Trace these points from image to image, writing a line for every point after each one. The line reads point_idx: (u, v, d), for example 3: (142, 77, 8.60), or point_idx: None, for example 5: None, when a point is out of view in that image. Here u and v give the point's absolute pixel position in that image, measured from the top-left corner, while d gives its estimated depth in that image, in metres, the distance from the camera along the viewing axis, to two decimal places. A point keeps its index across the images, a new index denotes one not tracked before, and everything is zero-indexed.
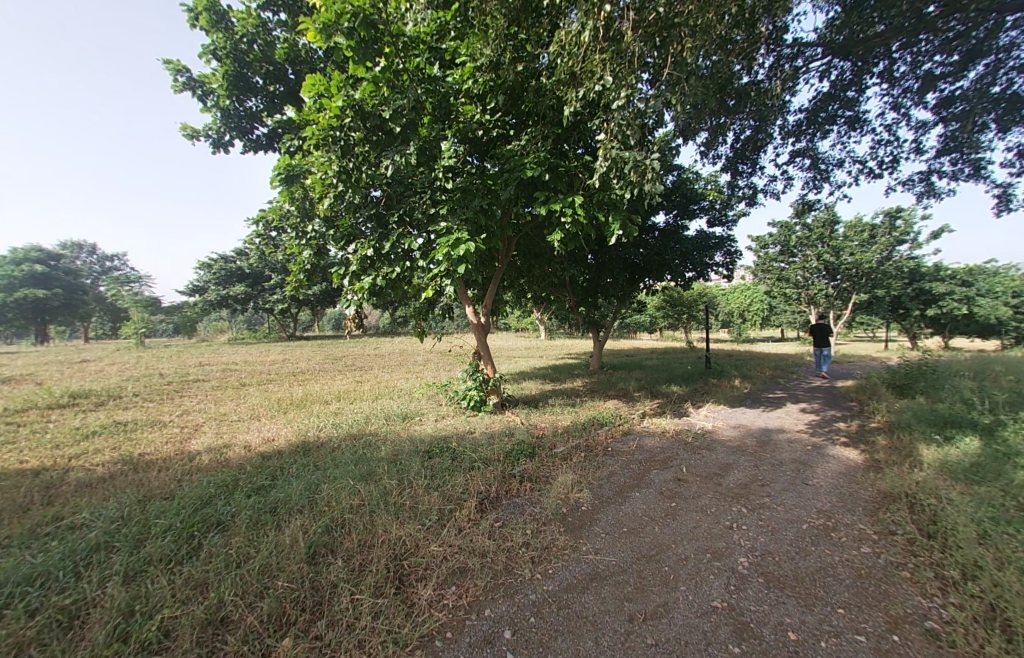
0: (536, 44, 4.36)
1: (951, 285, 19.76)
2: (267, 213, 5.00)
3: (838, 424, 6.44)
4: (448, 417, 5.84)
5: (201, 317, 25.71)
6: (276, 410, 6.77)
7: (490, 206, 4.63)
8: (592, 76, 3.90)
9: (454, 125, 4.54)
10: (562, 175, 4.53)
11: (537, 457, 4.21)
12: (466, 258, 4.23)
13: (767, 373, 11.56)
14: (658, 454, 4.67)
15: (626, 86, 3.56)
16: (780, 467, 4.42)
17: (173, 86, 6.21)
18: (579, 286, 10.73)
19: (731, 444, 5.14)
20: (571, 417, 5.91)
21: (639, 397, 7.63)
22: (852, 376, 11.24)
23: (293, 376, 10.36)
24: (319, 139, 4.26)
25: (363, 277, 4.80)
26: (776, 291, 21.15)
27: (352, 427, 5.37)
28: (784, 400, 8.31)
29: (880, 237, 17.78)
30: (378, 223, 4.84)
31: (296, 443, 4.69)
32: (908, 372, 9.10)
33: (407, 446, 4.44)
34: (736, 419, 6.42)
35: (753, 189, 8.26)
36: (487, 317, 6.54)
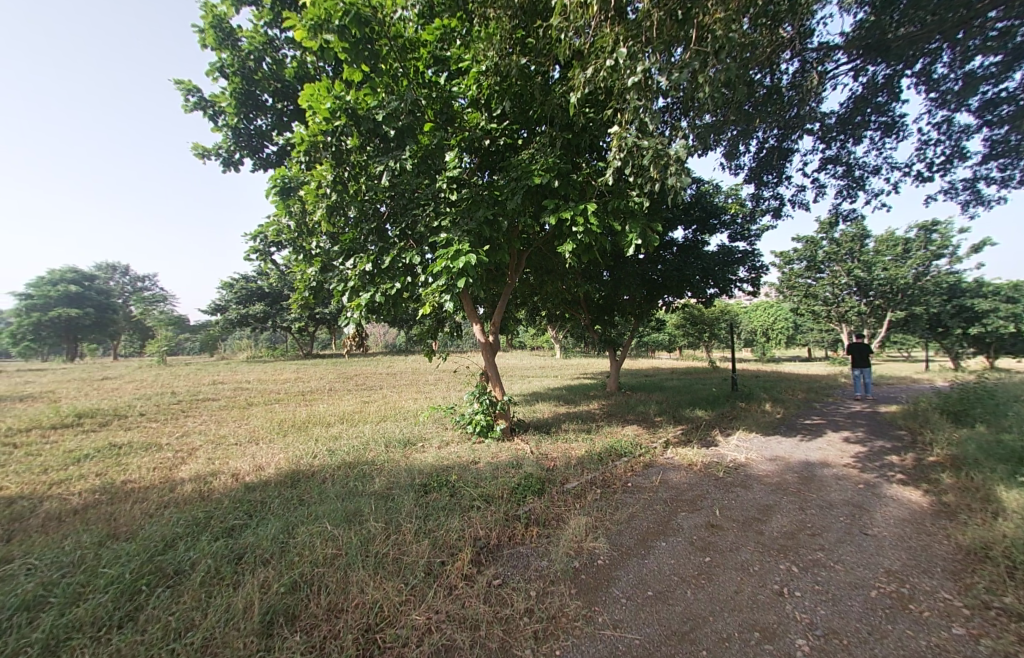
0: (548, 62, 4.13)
1: (995, 302, 18.52)
2: (263, 230, 4.73)
3: (890, 457, 5.73)
4: (453, 444, 5.39)
5: (223, 335, 26.15)
6: (275, 433, 6.44)
7: (497, 217, 4.28)
8: (604, 52, 3.47)
9: (457, 134, 4.29)
10: (574, 181, 4.14)
11: (547, 495, 3.71)
12: (466, 271, 3.85)
13: (800, 396, 10.78)
14: (685, 492, 4.12)
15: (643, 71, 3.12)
16: (832, 512, 3.83)
17: (184, 106, 5.99)
18: (595, 303, 10.30)
19: (770, 481, 4.54)
20: (587, 445, 5.40)
21: (661, 423, 7.05)
22: (895, 400, 10.35)
23: (301, 396, 10.08)
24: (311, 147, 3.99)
25: (362, 293, 4.47)
26: (803, 309, 20.13)
27: (349, 453, 4.98)
28: (823, 428, 7.59)
29: (915, 252, 16.85)
30: (380, 236, 4.55)
31: (284, 472, 4.30)
32: (961, 397, 8.29)
33: (402, 479, 4.00)
34: (771, 450, 5.79)
35: (780, 200, 7.77)
36: (496, 336, 6.13)
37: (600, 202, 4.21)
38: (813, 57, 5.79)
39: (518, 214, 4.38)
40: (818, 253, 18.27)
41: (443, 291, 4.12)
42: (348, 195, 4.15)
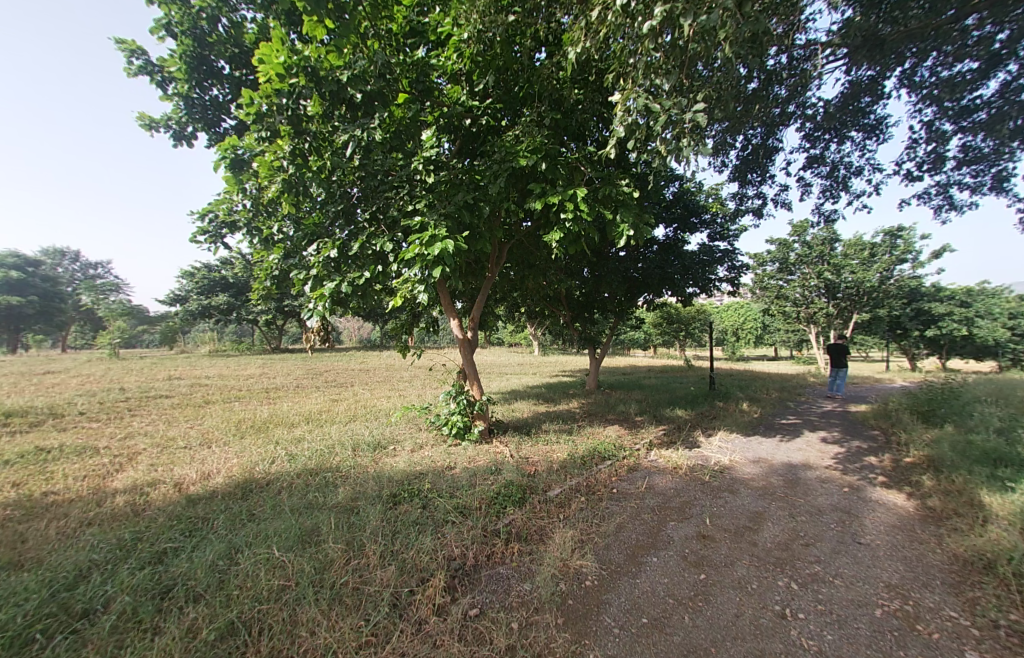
0: (534, 39, 3.91)
1: (949, 306, 19.48)
2: (213, 210, 4.21)
3: (869, 458, 5.73)
4: (427, 448, 5.02)
5: (183, 328, 24.72)
6: (231, 434, 5.91)
7: (477, 201, 3.94)
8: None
9: (434, 109, 3.95)
10: (563, 163, 3.80)
11: (528, 505, 3.41)
12: (442, 259, 3.47)
13: (774, 395, 10.89)
14: (673, 498, 3.92)
15: (666, 8, 2.68)
16: (822, 518, 3.71)
17: (127, 70, 5.34)
18: (575, 299, 10.10)
19: (756, 485, 4.39)
20: (569, 447, 5.14)
21: (643, 423, 6.88)
22: (864, 399, 10.59)
23: (263, 393, 9.44)
24: (263, 110, 3.51)
25: (326, 282, 4.04)
26: (774, 310, 20.55)
27: (312, 458, 4.55)
28: (800, 427, 7.59)
29: (880, 256, 17.40)
30: (348, 220, 4.15)
31: (235, 483, 3.84)
32: (928, 397, 8.51)
33: (369, 488, 3.62)
34: (753, 451, 5.69)
35: (763, 199, 7.70)
36: (474, 331, 5.77)
37: (590, 188, 3.90)
38: (801, 53, 5.64)
39: (501, 200, 4.04)
40: (789, 255, 18.42)
41: (417, 281, 3.74)
42: (308, 169, 3.70)
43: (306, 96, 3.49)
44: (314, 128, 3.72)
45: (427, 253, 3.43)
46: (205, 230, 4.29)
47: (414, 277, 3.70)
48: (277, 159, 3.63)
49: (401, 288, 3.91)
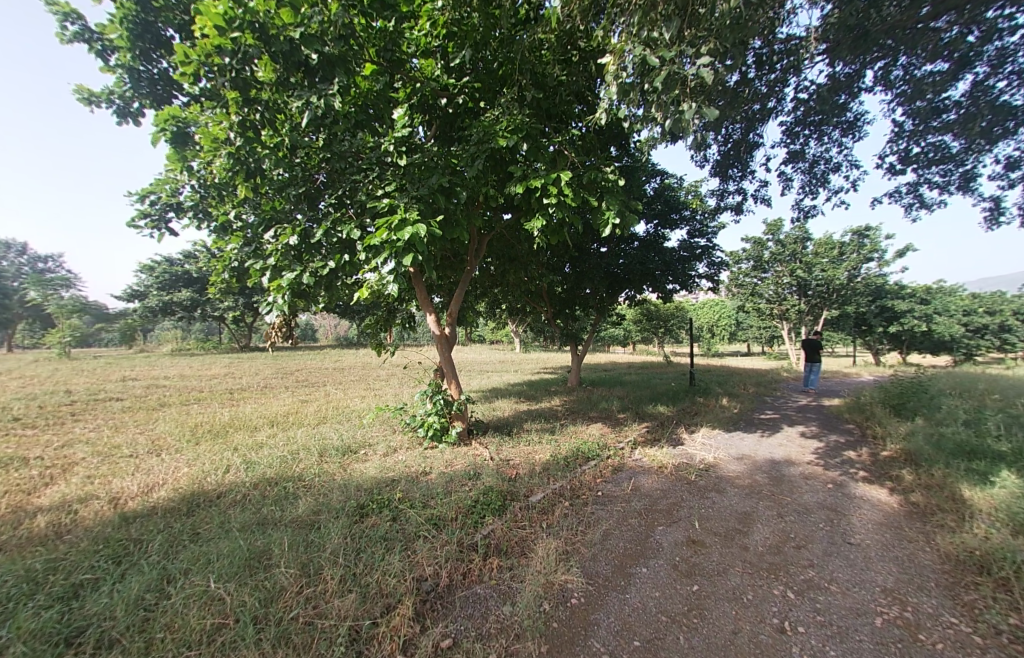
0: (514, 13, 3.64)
1: (911, 303, 20.27)
2: (155, 190, 3.75)
3: (848, 453, 5.72)
4: (400, 451, 4.70)
5: (143, 325, 23.34)
6: (186, 441, 5.45)
7: (453, 185, 3.65)
8: None
9: (406, 84, 3.64)
10: (545, 145, 3.53)
11: (508, 512, 3.16)
12: (413, 245, 3.14)
13: (751, 390, 10.98)
14: (659, 500, 3.75)
15: None
16: (810, 517, 3.59)
17: (60, 35, 4.77)
18: (556, 295, 9.90)
19: (742, 484, 4.26)
20: (551, 448, 4.92)
21: (625, 420, 6.73)
22: (837, 394, 10.78)
23: (226, 395, 8.88)
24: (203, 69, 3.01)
25: (285, 272, 3.65)
26: (749, 307, 20.90)
27: (272, 466, 4.17)
28: (779, 422, 7.60)
29: (849, 255, 17.92)
30: (310, 204, 3.79)
31: (181, 497, 3.45)
32: (897, 390, 8.70)
33: (334, 500, 3.29)
34: (736, 447, 5.60)
35: (743, 195, 7.64)
36: (451, 328, 5.46)
37: (574, 173, 3.66)
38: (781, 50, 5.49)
39: (479, 185, 3.77)
40: (762, 253, 18.73)
41: (386, 272, 3.41)
42: (260, 144, 3.31)
43: (255, 57, 2.95)
44: (263, 96, 3.25)
45: (396, 239, 3.10)
46: (147, 213, 3.83)
47: (383, 266, 3.37)
48: (223, 129, 3.23)
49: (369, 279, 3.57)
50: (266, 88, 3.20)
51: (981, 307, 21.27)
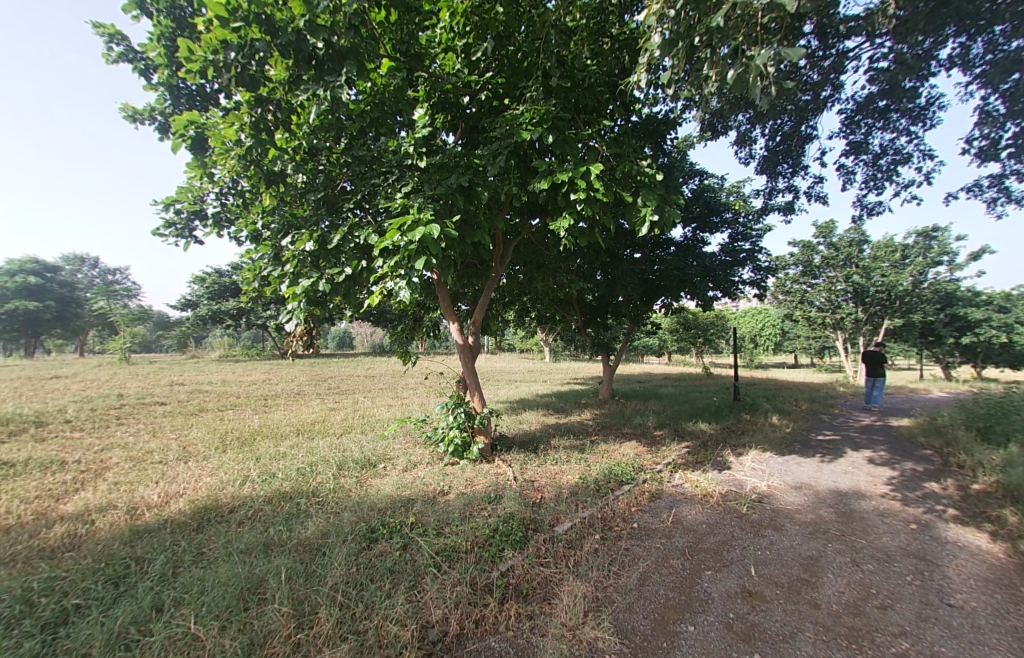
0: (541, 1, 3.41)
1: (987, 312, 18.28)
2: (179, 199, 3.68)
3: (928, 484, 4.96)
4: (420, 467, 4.46)
5: (194, 333, 24.73)
6: (213, 447, 5.45)
7: (474, 185, 3.40)
8: None
9: (426, 82, 3.48)
10: (574, 137, 3.21)
11: (531, 545, 2.82)
12: (428, 247, 2.88)
13: (804, 406, 10.06)
14: (705, 536, 3.30)
15: None
16: (894, 567, 3.03)
17: (106, 56, 4.96)
18: (587, 303, 9.49)
19: (804, 520, 3.71)
20: (581, 468, 4.52)
21: (663, 438, 6.21)
22: (905, 412, 9.67)
23: (259, 401, 9.01)
24: (211, 65, 2.89)
25: (301, 278, 3.50)
26: (798, 316, 19.46)
27: (288, 478, 4.02)
28: (840, 445, 6.81)
29: (914, 258, 16.38)
30: (329, 209, 3.66)
31: (194, 510, 3.33)
32: (981, 411, 7.63)
33: (344, 522, 3.06)
34: (792, 474, 4.97)
35: (794, 193, 6.99)
36: (476, 337, 5.18)
37: (607, 167, 3.32)
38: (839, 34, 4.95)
39: (502, 185, 3.51)
40: (813, 258, 17.44)
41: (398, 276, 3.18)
42: (273, 145, 3.22)
43: (261, 51, 2.81)
44: (270, 90, 3.13)
45: (408, 239, 2.85)
46: (172, 222, 3.77)
47: (396, 270, 3.15)
48: (233, 131, 3.13)
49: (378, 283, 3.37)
50: (275, 85, 3.11)
51: None
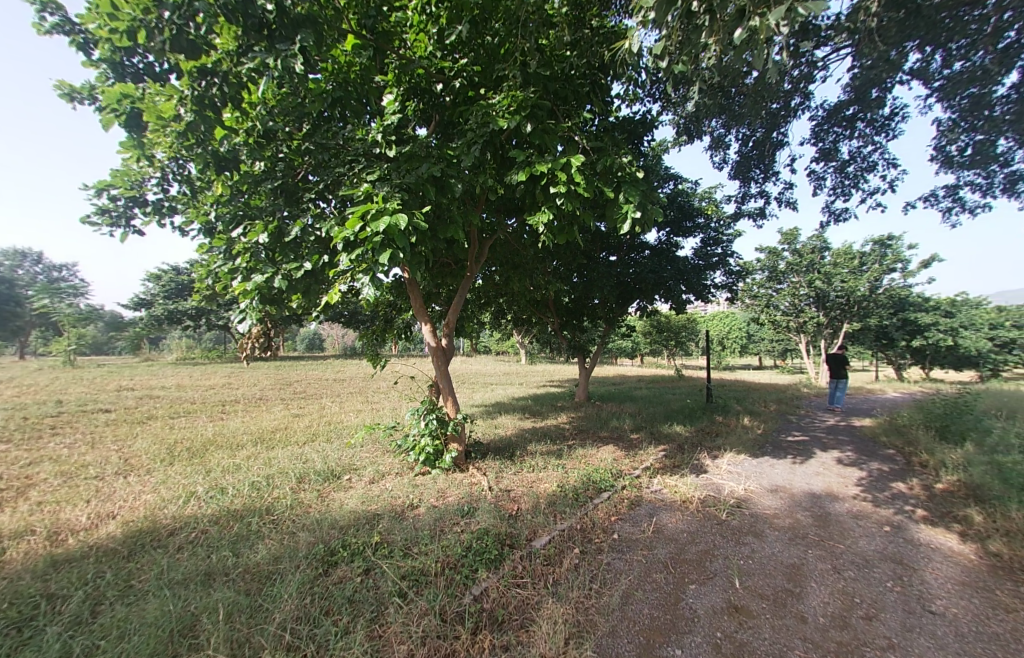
0: None
1: (935, 316, 19.42)
2: (113, 183, 3.27)
3: (894, 484, 5.07)
4: (388, 478, 4.18)
5: (149, 335, 23.24)
6: (158, 460, 4.97)
7: (447, 176, 3.18)
8: None
9: (396, 65, 3.25)
10: (553, 127, 3.05)
11: (507, 564, 2.62)
12: (394, 240, 2.64)
13: (772, 408, 10.29)
14: (687, 545, 3.19)
15: None
16: (873, 573, 3.00)
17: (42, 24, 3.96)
18: (563, 305, 9.39)
19: (783, 526, 3.66)
20: (558, 476, 4.35)
21: (640, 442, 6.13)
22: (866, 413, 10.04)
23: (215, 407, 8.42)
24: (143, 27, 2.58)
25: (255, 274, 3.18)
26: (764, 320, 20.07)
27: (240, 494, 3.66)
28: (810, 446, 6.93)
29: (871, 265, 16.94)
30: (287, 199, 3.38)
31: (126, 534, 2.94)
32: (937, 410, 7.97)
33: (300, 543, 2.77)
34: (767, 477, 4.97)
35: (765, 198, 7.10)
36: (449, 339, 4.93)
37: (587, 161, 3.18)
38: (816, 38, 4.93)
39: (476, 177, 3.30)
40: (778, 264, 18.00)
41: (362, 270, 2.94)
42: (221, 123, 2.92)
43: (202, 13, 2.54)
44: (214, 62, 2.79)
45: (372, 229, 2.62)
46: (106, 209, 3.34)
47: (360, 264, 2.91)
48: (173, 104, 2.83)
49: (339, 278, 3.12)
50: (219, 56, 2.79)
51: (1007, 321, 20.32)
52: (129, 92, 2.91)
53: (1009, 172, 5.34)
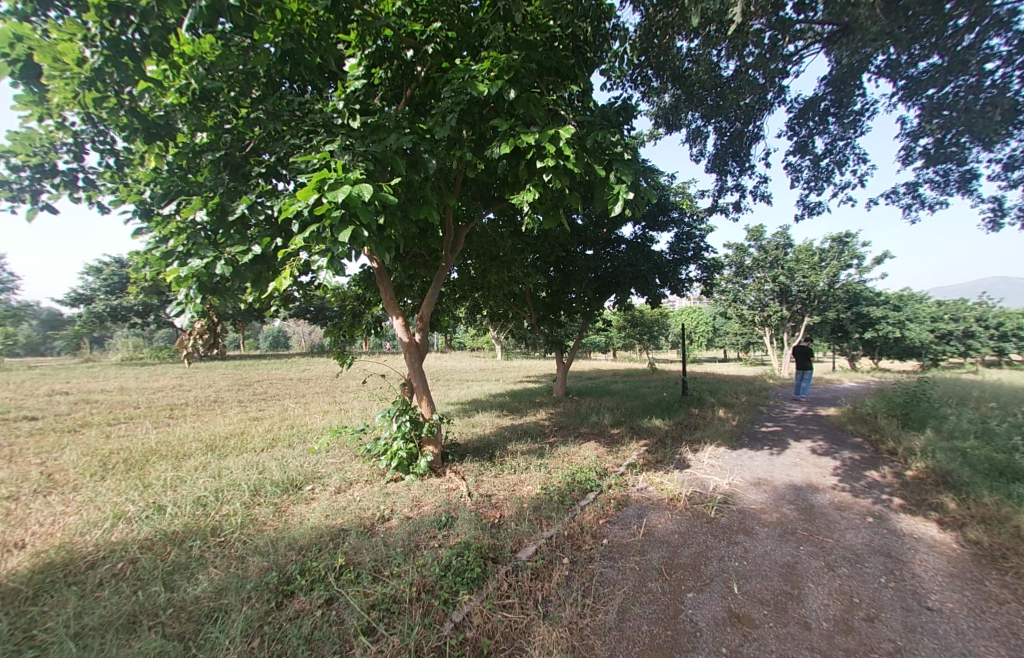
0: None
1: (885, 310, 20.54)
2: (13, 150, 2.73)
3: (869, 473, 5.13)
4: (356, 487, 3.82)
5: (90, 334, 21.41)
6: (90, 474, 4.40)
7: (420, 151, 2.84)
8: None
9: (359, 24, 2.89)
10: (538, 96, 2.76)
11: (491, 583, 2.35)
12: (356, 216, 2.27)
13: (743, 399, 10.46)
14: (679, 547, 3.02)
15: None
16: (865, 567, 2.92)
17: None
18: (540, 300, 9.17)
19: (771, 521, 3.55)
20: (541, 477, 4.10)
21: (621, 437, 5.99)
22: (831, 402, 10.37)
23: (163, 412, 7.71)
24: None
25: (193, 259, 2.73)
26: (731, 314, 20.61)
27: (181, 513, 3.21)
28: (784, 436, 7.01)
29: (830, 262, 17.64)
30: (232, 174, 2.99)
31: (33, 570, 2.49)
32: (897, 398, 8.26)
33: (248, 575, 2.39)
34: (748, 470, 4.91)
35: (740, 191, 7.07)
36: (423, 334, 4.57)
37: (575, 136, 2.91)
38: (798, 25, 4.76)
39: (452, 153, 2.98)
40: (744, 260, 18.46)
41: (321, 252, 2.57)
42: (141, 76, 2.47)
43: None
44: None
45: (331, 203, 2.24)
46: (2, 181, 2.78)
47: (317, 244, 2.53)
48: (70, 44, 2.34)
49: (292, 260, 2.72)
50: None
51: (946, 314, 21.79)
52: (22, 32, 2.42)
53: (961, 171, 5.33)
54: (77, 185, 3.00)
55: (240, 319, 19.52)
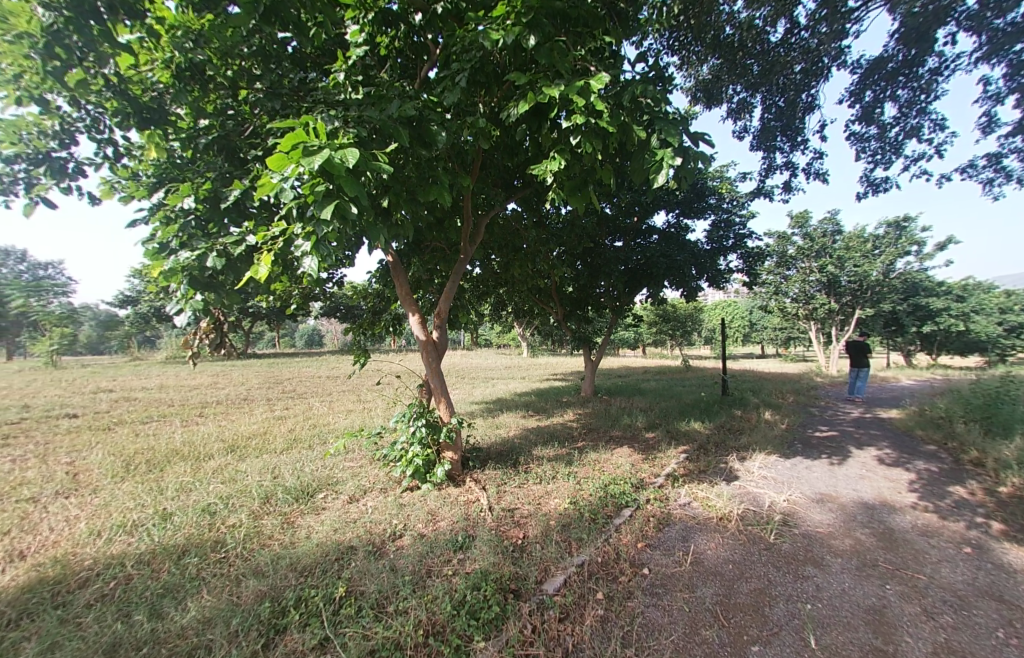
0: None
1: (947, 301, 18.76)
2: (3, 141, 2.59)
3: (952, 488, 4.42)
4: (370, 497, 3.54)
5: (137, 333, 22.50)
6: (108, 476, 4.33)
7: (428, 121, 2.49)
8: None
9: None
10: (564, 45, 2.34)
11: (511, 626, 2.00)
12: (342, 187, 1.93)
13: (791, 399, 9.64)
14: (736, 581, 2.55)
15: None
16: (974, 616, 2.36)
17: None
18: (567, 294, 8.72)
19: (843, 549, 3.02)
20: (569, 489, 3.70)
21: (657, 442, 5.48)
22: (891, 403, 9.38)
23: (192, 410, 7.77)
24: None
25: (184, 250, 2.50)
26: (772, 308, 19.35)
27: (185, 523, 3.02)
28: (842, 442, 6.28)
29: (885, 248, 16.15)
30: (228, 158, 2.81)
31: (21, 589, 2.32)
32: (974, 399, 7.30)
33: (238, 604, 2.12)
34: (807, 483, 4.32)
35: (791, 170, 6.36)
36: (442, 331, 4.23)
37: (606, 96, 2.49)
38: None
39: (464, 125, 2.62)
40: (788, 249, 17.22)
41: (308, 232, 2.24)
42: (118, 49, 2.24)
43: None
44: None
45: (313, 173, 1.92)
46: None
47: (305, 225, 2.21)
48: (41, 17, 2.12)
49: (278, 242, 2.44)
50: None
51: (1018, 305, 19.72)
52: None
53: None
54: (68, 174, 2.82)
55: (274, 318, 20.05)
